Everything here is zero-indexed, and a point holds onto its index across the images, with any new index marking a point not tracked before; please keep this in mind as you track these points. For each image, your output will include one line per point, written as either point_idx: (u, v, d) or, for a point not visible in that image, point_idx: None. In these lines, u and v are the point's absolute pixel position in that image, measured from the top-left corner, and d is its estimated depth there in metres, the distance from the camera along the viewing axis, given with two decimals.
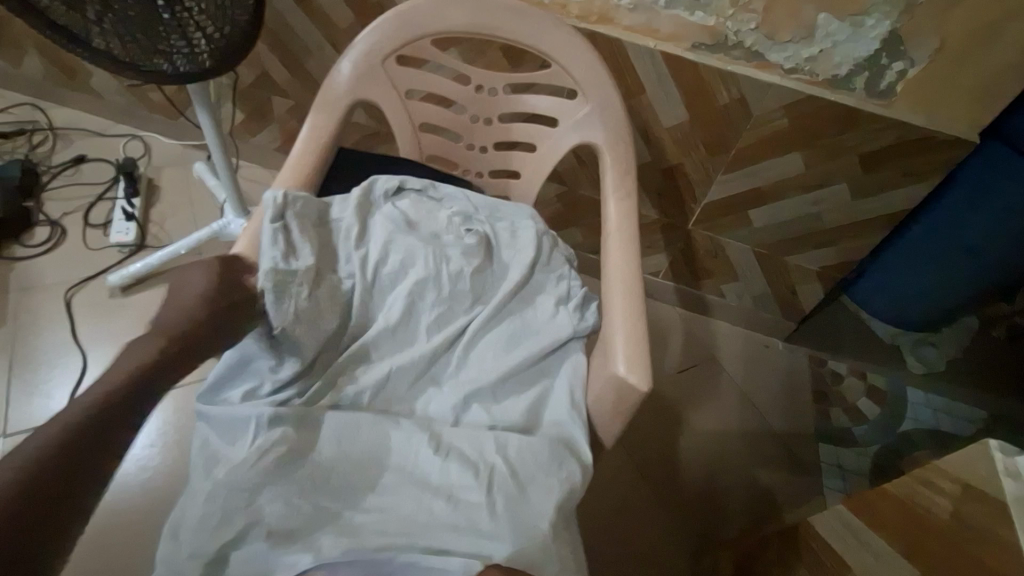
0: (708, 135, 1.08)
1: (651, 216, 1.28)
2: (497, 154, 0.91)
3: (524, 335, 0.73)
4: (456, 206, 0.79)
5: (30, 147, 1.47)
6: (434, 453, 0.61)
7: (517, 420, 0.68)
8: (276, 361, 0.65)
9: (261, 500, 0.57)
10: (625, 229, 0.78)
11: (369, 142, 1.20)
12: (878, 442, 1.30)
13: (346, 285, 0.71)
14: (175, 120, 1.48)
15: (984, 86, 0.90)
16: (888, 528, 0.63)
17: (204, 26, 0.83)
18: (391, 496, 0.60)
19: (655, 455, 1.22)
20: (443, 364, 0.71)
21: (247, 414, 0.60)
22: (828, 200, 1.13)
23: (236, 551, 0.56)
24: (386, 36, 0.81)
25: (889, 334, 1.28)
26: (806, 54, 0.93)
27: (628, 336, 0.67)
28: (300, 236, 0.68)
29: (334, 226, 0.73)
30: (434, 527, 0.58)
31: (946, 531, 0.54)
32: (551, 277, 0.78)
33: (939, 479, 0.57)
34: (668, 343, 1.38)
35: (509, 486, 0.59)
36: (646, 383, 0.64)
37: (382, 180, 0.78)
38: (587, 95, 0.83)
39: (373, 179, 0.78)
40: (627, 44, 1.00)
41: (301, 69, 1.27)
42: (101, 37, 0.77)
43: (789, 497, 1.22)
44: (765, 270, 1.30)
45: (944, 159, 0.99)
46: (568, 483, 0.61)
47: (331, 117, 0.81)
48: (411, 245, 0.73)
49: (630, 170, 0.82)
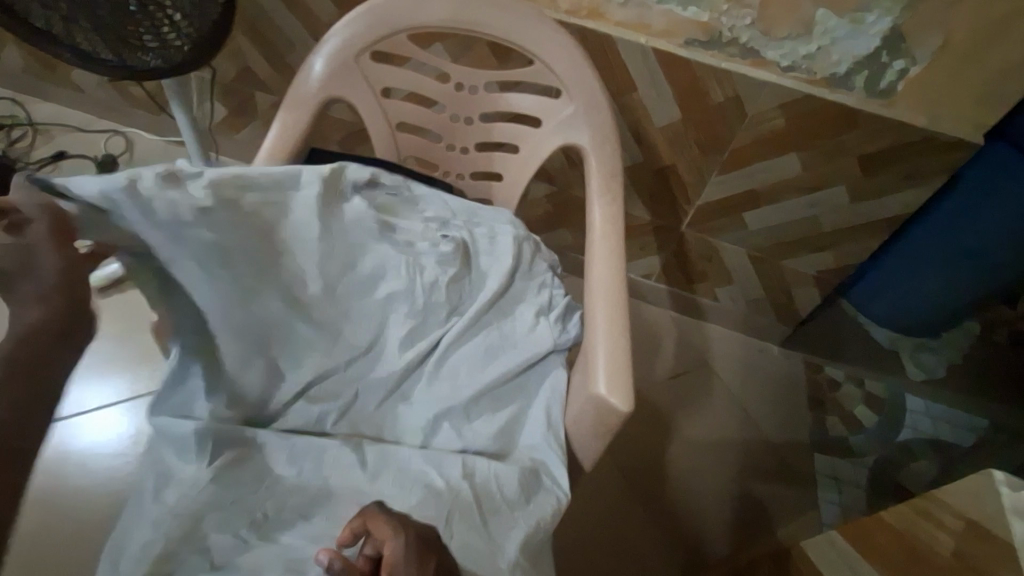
0: (702, 135, 1.04)
1: (644, 218, 1.24)
2: (479, 155, 0.87)
3: (502, 348, 0.70)
4: (432, 211, 0.74)
5: (9, 142, 1.43)
6: (397, 490, 0.60)
7: (489, 443, 0.66)
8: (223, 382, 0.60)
9: (208, 529, 0.56)
10: (612, 236, 0.74)
11: (352, 140, 1.16)
12: (874, 452, 1.27)
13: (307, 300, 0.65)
14: (157, 116, 1.44)
15: (990, 86, 0.86)
16: (885, 560, 0.60)
17: (176, 20, 0.79)
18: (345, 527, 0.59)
19: (647, 467, 1.18)
20: (413, 379, 0.69)
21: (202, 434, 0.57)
22: (825, 203, 1.09)
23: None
24: (362, 30, 0.77)
25: (890, 339, 1.25)
26: (803, 52, 0.89)
27: (609, 352, 0.64)
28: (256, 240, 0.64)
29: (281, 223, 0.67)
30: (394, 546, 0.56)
31: (947, 572, 0.51)
32: (532, 285, 0.74)
33: (944, 514, 0.53)
34: (660, 348, 1.34)
35: (472, 516, 0.58)
36: (627, 404, 0.60)
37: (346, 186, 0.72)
38: (571, 95, 0.79)
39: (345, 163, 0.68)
40: (617, 40, 0.96)
41: (284, 64, 1.23)
42: (69, 33, 0.73)
43: (782, 512, 1.18)
44: (760, 274, 1.26)
45: (946, 161, 0.95)
46: (535, 517, 0.60)
47: (303, 116, 0.77)
48: (378, 251, 0.68)
49: (616, 173, 0.79)
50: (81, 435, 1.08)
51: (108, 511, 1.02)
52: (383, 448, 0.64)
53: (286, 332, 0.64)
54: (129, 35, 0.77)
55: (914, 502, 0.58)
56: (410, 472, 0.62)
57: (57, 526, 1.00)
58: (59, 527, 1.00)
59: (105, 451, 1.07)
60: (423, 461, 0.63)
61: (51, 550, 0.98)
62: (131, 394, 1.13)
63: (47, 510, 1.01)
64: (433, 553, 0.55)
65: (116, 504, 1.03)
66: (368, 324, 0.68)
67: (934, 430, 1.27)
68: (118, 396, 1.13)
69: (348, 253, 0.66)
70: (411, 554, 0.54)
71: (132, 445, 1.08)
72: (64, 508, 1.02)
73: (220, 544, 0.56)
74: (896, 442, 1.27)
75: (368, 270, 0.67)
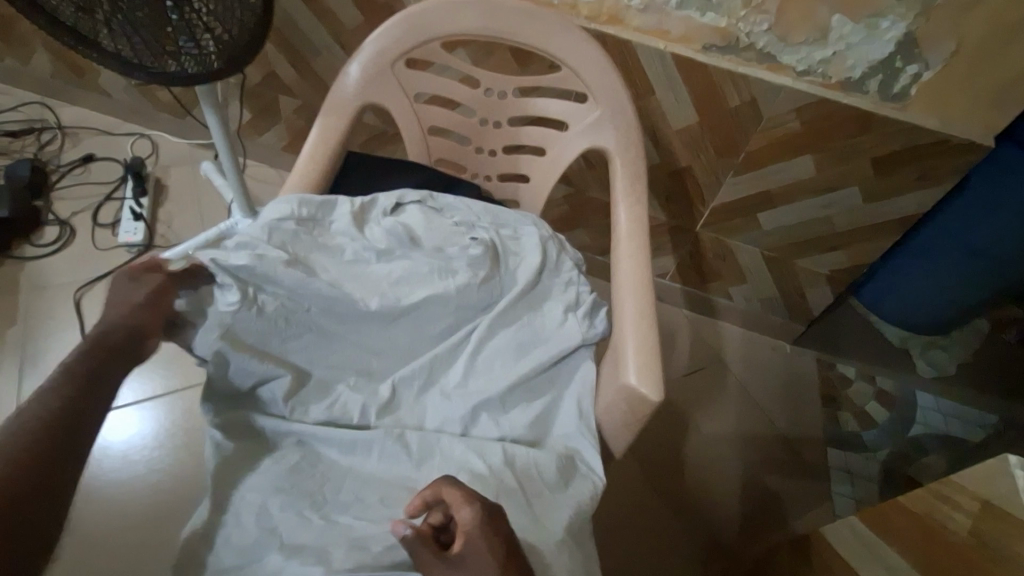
0: (719, 136, 1.07)
1: (659, 218, 1.27)
2: (506, 158, 0.90)
3: (535, 343, 0.73)
4: (459, 216, 0.78)
5: (39, 146, 1.47)
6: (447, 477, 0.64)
7: (524, 431, 0.69)
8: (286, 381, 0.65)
9: (274, 510, 0.60)
10: (637, 235, 0.77)
11: (375, 142, 1.19)
12: (887, 445, 1.29)
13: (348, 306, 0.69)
14: (183, 120, 1.48)
15: (1001, 90, 0.88)
16: (904, 542, 0.63)
17: (213, 27, 0.82)
18: (392, 509, 0.62)
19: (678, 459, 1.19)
20: (447, 373, 0.72)
21: (285, 431, 0.66)
22: (839, 203, 1.12)
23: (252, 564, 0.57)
24: (395, 38, 0.80)
25: (899, 338, 1.30)
26: (819, 56, 0.92)
27: (640, 345, 0.67)
28: (306, 248, 0.70)
29: (331, 230, 0.73)
30: None
31: (967, 551, 0.54)
32: (559, 281, 0.77)
33: (959, 496, 0.56)
34: (675, 345, 1.37)
35: (517, 499, 0.61)
36: (659, 393, 0.63)
37: (380, 198, 0.77)
38: (597, 99, 0.82)
39: (374, 197, 0.77)
40: (637, 47, 0.99)
41: (308, 67, 1.27)
42: (109, 39, 0.76)
43: (801, 506, 1.21)
44: (774, 273, 1.29)
45: (958, 163, 0.98)
46: (575, 501, 0.64)
47: (340, 120, 0.81)
48: (405, 259, 0.72)
49: (641, 175, 0.82)
50: (110, 432, 1.12)
51: (145, 503, 1.06)
52: (424, 437, 0.67)
53: (337, 334, 0.69)
54: (168, 41, 0.80)
55: (931, 485, 0.61)
56: (454, 460, 0.65)
57: (93, 522, 1.03)
58: (101, 519, 1.04)
59: (137, 445, 1.11)
60: (463, 449, 0.66)
61: (97, 541, 1.02)
62: (153, 393, 1.17)
63: (87, 502, 1.05)
64: (501, 521, 0.54)
65: (155, 497, 1.07)
66: (401, 327, 0.71)
67: (945, 426, 1.30)
68: (140, 394, 1.16)
69: (381, 266, 0.72)
70: (477, 524, 0.53)
71: (167, 438, 1.13)
72: (105, 500, 1.06)
73: (284, 523, 0.59)
74: (907, 436, 1.30)
75: (404, 274, 0.71)
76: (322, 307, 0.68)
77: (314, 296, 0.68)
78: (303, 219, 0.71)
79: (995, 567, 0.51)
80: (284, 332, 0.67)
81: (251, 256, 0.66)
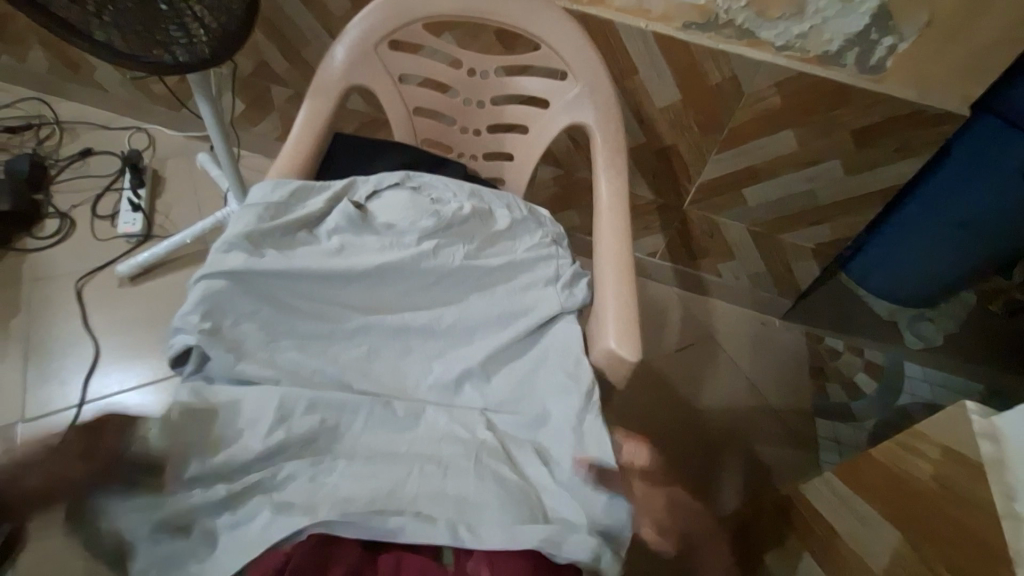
0: (701, 113, 1.09)
1: (646, 197, 1.29)
2: (492, 137, 0.93)
3: (514, 316, 0.76)
4: (437, 194, 0.80)
5: (38, 141, 1.49)
6: (429, 439, 0.68)
7: (506, 399, 0.73)
8: (276, 353, 0.69)
9: (259, 467, 0.62)
10: (617, 207, 0.79)
11: (365, 129, 1.22)
12: (875, 415, 1.31)
13: (336, 283, 0.73)
14: (178, 112, 1.50)
15: (975, 59, 0.90)
16: (872, 492, 0.66)
17: (203, 17, 0.84)
18: (375, 466, 0.64)
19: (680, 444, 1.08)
20: (434, 346, 0.75)
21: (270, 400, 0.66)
22: (821, 177, 1.13)
23: (248, 524, 0.59)
24: (379, 22, 0.83)
25: (887, 311, 1.34)
26: (797, 31, 0.93)
27: (618, 311, 0.70)
28: (288, 238, 0.73)
29: (309, 216, 0.75)
30: (450, 459, 0.65)
31: (930, 496, 0.57)
32: (540, 257, 0.80)
33: (924, 445, 0.59)
34: (664, 322, 1.39)
35: (499, 456, 0.66)
36: (635, 354, 0.67)
37: (360, 182, 0.80)
38: (576, 76, 0.84)
39: (353, 181, 0.80)
40: (619, 27, 1.01)
41: (298, 57, 1.29)
42: (101, 30, 0.77)
43: (787, 475, 1.23)
44: (761, 248, 1.31)
45: (937, 133, 0.99)
46: (550, 461, 0.68)
47: (327, 103, 0.83)
48: (385, 242, 0.75)
49: (621, 148, 0.84)
50: None
51: None
52: (413, 403, 0.71)
53: (325, 312, 0.72)
54: (160, 33, 0.82)
55: (898, 437, 0.63)
56: (440, 427, 0.69)
57: None
58: None
59: None
60: (449, 418, 0.70)
61: None
62: (153, 378, 1.20)
63: None
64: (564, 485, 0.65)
65: None
66: (384, 305, 0.75)
67: (931, 394, 1.34)
68: (142, 379, 1.20)
69: (362, 251, 0.75)
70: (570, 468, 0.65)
71: None
72: None
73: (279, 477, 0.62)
74: (894, 407, 1.32)
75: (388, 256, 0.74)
76: (308, 290, 0.72)
77: (296, 280, 0.71)
78: (278, 205, 0.74)
79: (958, 510, 0.53)
80: (269, 308, 0.70)
81: (244, 257, 0.69)
